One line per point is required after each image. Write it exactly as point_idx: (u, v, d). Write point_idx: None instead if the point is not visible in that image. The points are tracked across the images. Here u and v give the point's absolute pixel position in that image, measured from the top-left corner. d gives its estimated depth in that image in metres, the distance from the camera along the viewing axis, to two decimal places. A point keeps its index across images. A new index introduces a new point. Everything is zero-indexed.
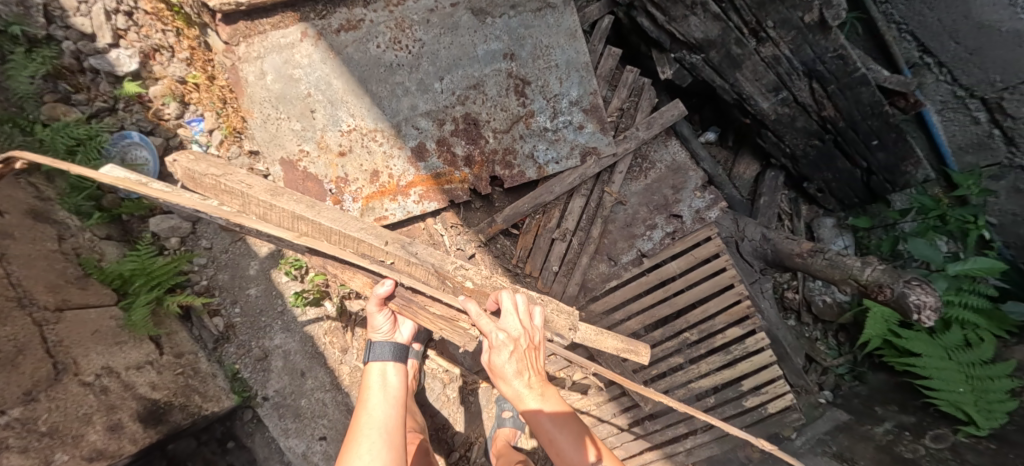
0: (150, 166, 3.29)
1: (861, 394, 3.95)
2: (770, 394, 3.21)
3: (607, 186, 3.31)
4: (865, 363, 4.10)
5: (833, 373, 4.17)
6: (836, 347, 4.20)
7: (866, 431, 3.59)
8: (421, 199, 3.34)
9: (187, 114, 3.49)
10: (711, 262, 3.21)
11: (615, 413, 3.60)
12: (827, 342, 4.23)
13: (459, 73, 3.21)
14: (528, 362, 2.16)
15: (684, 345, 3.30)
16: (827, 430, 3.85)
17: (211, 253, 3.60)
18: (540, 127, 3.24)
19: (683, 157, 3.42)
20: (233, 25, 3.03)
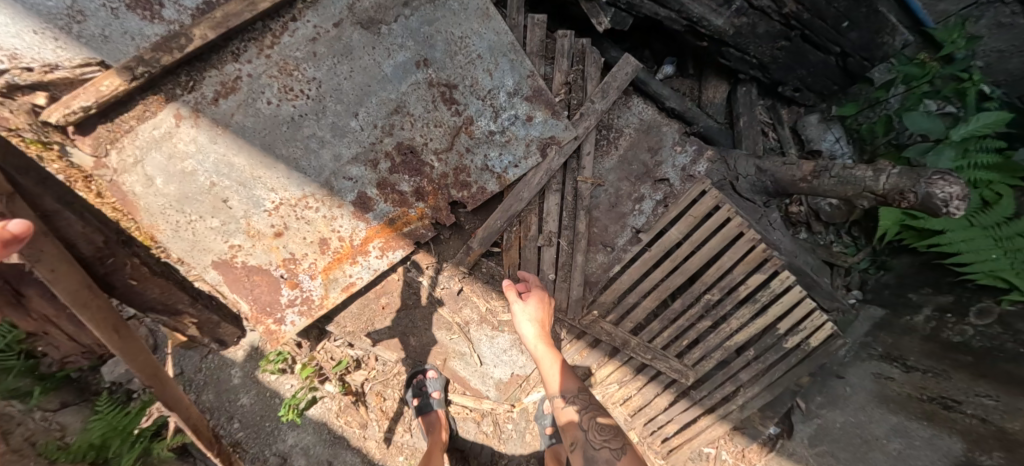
0: None
1: (890, 284, 3.82)
2: (810, 328, 3.01)
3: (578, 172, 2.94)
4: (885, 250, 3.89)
5: (856, 271, 4.01)
6: (854, 244, 4.02)
7: (907, 324, 3.47)
8: (383, 252, 2.96)
9: None
10: (713, 216, 2.88)
11: (659, 394, 3.41)
12: (842, 242, 4.06)
13: (373, 103, 2.72)
14: (542, 319, 2.59)
15: (708, 307, 3.07)
16: (867, 331, 3.75)
17: (185, 378, 3.36)
18: (484, 132, 2.79)
19: (652, 112, 3.02)
20: (93, 133, 2.55)
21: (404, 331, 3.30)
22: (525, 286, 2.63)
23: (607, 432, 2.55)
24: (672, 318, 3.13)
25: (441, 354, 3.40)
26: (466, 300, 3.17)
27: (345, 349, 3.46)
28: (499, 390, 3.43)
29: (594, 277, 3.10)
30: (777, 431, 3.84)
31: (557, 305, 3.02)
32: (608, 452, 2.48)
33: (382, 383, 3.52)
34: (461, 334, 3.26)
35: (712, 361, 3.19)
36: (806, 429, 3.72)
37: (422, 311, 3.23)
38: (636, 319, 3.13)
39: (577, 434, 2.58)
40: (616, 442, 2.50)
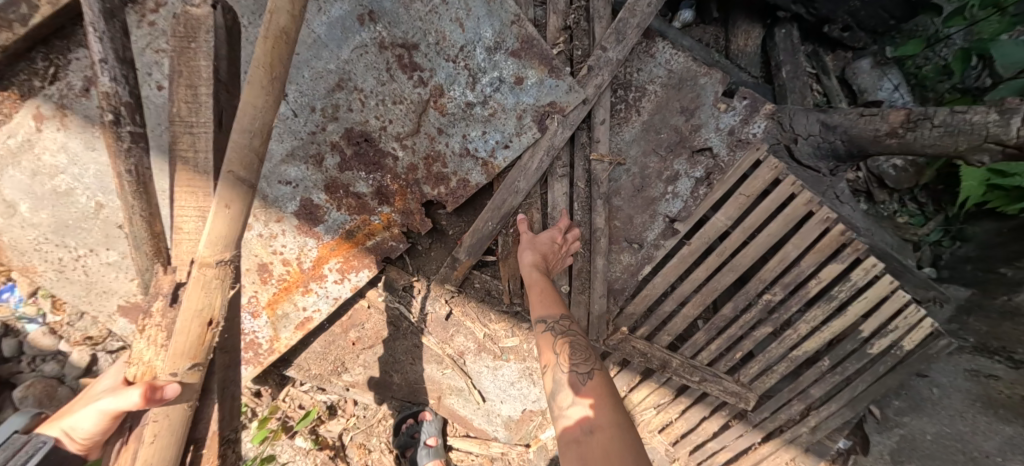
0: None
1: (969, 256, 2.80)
2: (902, 328, 2.33)
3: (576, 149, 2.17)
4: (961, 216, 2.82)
5: (927, 245, 2.95)
6: (922, 212, 2.94)
7: (1007, 307, 2.54)
8: (344, 274, 2.28)
9: None
10: (772, 193, 2.17)
11: (708, 417, 2.74)
12: (908, 212, 2.97)
13: (306, 78, 2.01)
14: (541, 253, 2.05)
15: (767, 310, 2.40)
16: (950, 317, 2.76)
17: None
18: (459, 105, 2.07)
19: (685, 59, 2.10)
20: None
21: (385, 368, 2.62)
22: (560, 224, 2.14)
23: (579, 353, 1.79)
24: (721, 326, 2.45)
25: (434, 392, 2.69)
26: (458, 326, 2.48)
27: (314, 395, 2.75)
28: (509, 430, 2.75)
29: (619, 284, 2.38)
30: (847, 444, 3.06)
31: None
32: (573, 375, 1.73)
33: (364, 431, 2.80)
34: (456, 367, 2.58)
35: (776, 376, 2.52)
36: (885, 442, 2.92)
37: (403, 343, 2.55)
38: (677, 332, 2.45)
39: (549, 358, 1.81)
40: (588, 375, 1.72)
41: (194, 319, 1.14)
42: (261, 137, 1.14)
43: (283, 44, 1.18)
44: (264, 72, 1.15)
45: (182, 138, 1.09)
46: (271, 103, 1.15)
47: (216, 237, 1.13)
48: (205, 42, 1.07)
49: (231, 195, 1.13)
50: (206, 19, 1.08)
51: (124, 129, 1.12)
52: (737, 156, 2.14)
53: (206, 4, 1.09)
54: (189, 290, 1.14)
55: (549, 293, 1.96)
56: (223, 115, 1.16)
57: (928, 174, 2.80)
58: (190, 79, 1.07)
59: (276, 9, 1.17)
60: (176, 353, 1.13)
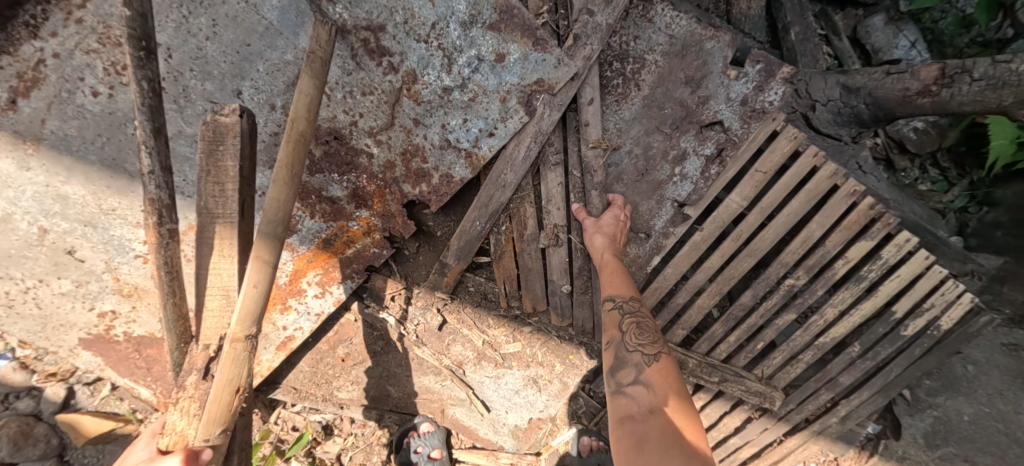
0: None
1: (1004, 223, 2.56)
2: (939, 306, 2.13)
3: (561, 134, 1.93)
4: (987, 179, 2.61)
5: (951, 213, 2.70)
6: (945, 177, 2.70)
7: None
8: (325, 288, 2.07)
9: None
10: (792, 167, 1.95)
11: (731, 413, 2.55)
12: (930, 179, 2.73)
13: (261, 71, 1.76)
14: (609, 235, 1.90)
15: (790, 296, 2.19)
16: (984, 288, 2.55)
17: None
18: (435, 91, 1.85)
19: (690, 21, 1.83)
20: None
21: (379, 383, 2.44)
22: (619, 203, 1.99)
23: (646, 335, 1.73)
24: (740, 316, 2.26)
25: (436, 402, 2.53)
26: (455, 334, 2.28)
27: (307, 416, 2.53)
28: (517, 439, 2.60)
29: None
30: (876, 429, 2.77)
31: (579, 327, 2.18)
32: (639, 357, 1.68)
33: (364, 450, 2.60)
34: (455, 379, 2.39)
35: (801, 365, 2.33)
36: (918, 425, 2.68)
37: (397, 356, 2.36)
38: (692, 324, 2.27)
39: (613, 335, 1.77)
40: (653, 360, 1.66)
41: (225, 389, 1.23)
42: (284, 227, 1.33)
43: (303, 145, 1.38)
44: (286, 171, 1.35)
45: (210, 226, 1.22)
46: (291, 198, 1.35)
47: (246, 314, 1.25)
48: (232, 147, 1.19)
49: (259, 275, 1.27)
50: (235, 126, 1.19)
51: (166, 227, 1.27)
52: (752, 128, 1.89)
53: (233, 112, 1.19)
54: (221, 364, 1.23)
55: (622, 277, 1.85)
56: (244, 204, 1.27)
57: (952, 136, 2.56)
58: (218, 178, 1.20)
59: (297, 119, 1.39)
60: (209, 421, 1.22)
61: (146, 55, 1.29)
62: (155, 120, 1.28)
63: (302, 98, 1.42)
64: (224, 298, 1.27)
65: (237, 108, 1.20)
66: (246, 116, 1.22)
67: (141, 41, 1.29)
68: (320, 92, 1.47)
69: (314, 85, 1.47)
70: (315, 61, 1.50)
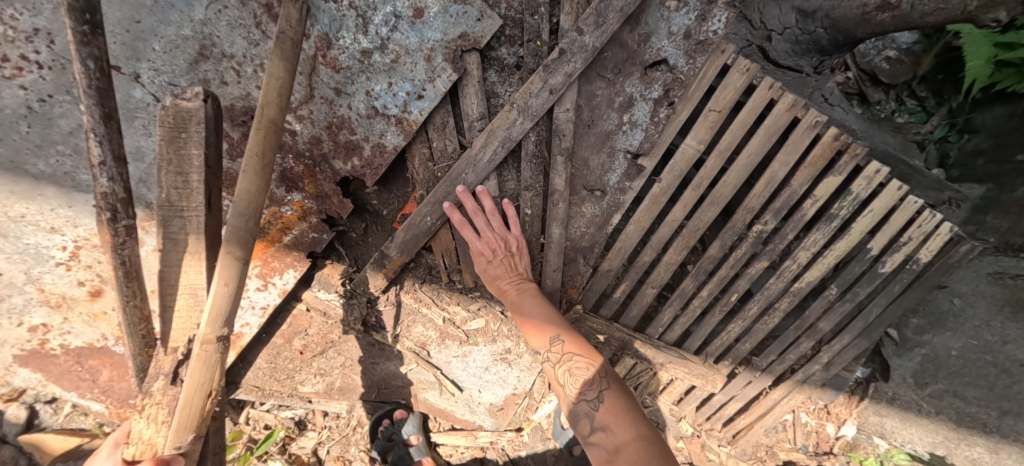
0: None
1: (982, 150, 2.24)
2: (917, 239, 2.01)
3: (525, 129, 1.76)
4: (967, 105, 2.26)
5: (931, 145, 2.37)
6: (923, 107, 2.34)
7: None
8: (267, 280, 1.96)
9: None
10: (749, 103, 1.81)
11: (713, 372, 2.43)
12: (908, 110, 2.36)
13: (157, 50, 1.62)
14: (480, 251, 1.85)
15: (761, 242, 2.08)
16: (963, 219, 2.24)
17: None
18: (353, 56, 1.68)
19: None
20: None
21: (345, 373, 2.35)
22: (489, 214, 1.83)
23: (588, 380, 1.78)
24: (710, 269, 2.16)
25: (409, 388, 2.48)
26: (415, 315, 2.18)
27: (278, 413, 2.45)
28: (495, 416, 2.55)
29: (586, 241, 2.05)
30: (864, 372, 2.72)
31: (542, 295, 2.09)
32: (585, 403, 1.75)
33: (341, 442, 2.53)
34: (421, 361, 2.31)
35: (778, 314, 2.24)
36: (907, 365, 2.55)
37: (358, 344, 2.27)
38: (662, 282, 2.16)
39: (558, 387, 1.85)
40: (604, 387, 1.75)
41: (196, 394, 1.21)
42: (254, 218, 1.30)
43: (274, 134, 1.34)
44: (256, 163, 1.29)
45: (178, 222, 1.18)
46: (262, 189, 1.31)
47: (216, 315, 1.23)
48: (196, 135, 1.15)
49: (230, 273, 1.24)
50: (197, 114, 1.15)
51: (122, 224, 1.19)
52: (698, 63, 1.76)
53: (195, 97, 1.15)
54: (191, 367, 1.21)
55: (547, 312, 1.89)
56: (211, 196, 1.23)
57: (926, 61, 2.20)
58: (181, 168, 1.16)
59: (267, 105, 1.34)
60: (179, 429, 1.20)
61: (91, 31, 1.15)
62: (105, 105, 1.18)
63: (272, 84, 1.37)
64: (192, 298, 1.23)
65: (200, 92, 1.16)
66: (211, 102, 1.18)
67: (83, 14, 1.14)
68: (292, 77, 1.43)
69: (285, 70, 1.42)
70: (285, 42, 1.44)
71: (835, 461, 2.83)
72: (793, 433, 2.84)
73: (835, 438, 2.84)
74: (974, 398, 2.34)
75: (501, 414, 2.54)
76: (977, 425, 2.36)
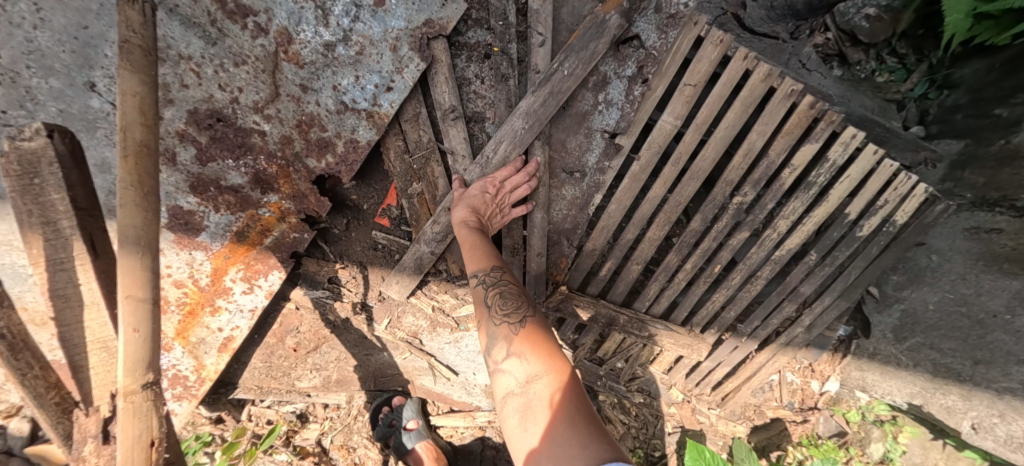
0: None
1: (960, 105, 2.16)
2: (893, 201, 2.03)
3: (505, 125, 1.76)
4: (947, 60, 2.14)
5: (910, 103, 2.26)
6: (903, 66, 2.15)
7: (1004, 154, 2.01)
8: (253, 281, 1.96)
9: None
10: (725, 75, 1.78)
11: (697, 342, 2.50)
12: (888, 69, 2.15)
13: (109, 56, 1.54)
14: (473, 207, 1.74)
15: (741, 213, 2.10)
16: (941, 177, 2.24)
17: None
18: (316, 50, 1.62)
19: None
20: None
21: (340, 366, 2.39)
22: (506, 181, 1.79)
23: (511, 303, 1.63)
24: (693, 241, 2.18)
25: (404, 376, 2.54)
26: (404, 305, 2.19)
27: (279, 408, 2.50)
28: (491, 397, 2.62)
29: (569, 224, 2.07)
30: (847, 330, 2.81)
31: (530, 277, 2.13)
32: (510, 330, 1.56)
33: (344, 431, 2.58)
34: (414, 349, 2.36)
35: (759, 281, 2.30)
36: (887, 322, 2.62)
37: (350, 337, 2.28)
38: (646, 258, 2.21)
39: (483, 312, 1.65)
40: (532, 313, 1.61)
41: (135, 445, 1.28)
42: (150, 255, 1.25)
43: (146, 159, 1.23)
44: (133, 193, 1.21)
45: (62, 275, 1.59)
46: (150, 221, 1.24)
47: (131, 361, 1.25)
48: (50, 176, 1.54)
49: (137, 319, 1.24)
50: (45, 151, 1.54)
51: None
52: (670, 37, 1.71)
53: (36, 134, 1.53)
54: (122, 420, 1.25)
55: (483, 248, 1.72)
56: (94, 240, 1.67)
57: (906, 18, 1.96)
58: (47, 216, 1.54)
59: (128, 126, 1.21)
60: None
61: None
62: None
63: (128, 102, 1.22)
64: None
65: (40, 128, 1.54)
66: (52, 135, 1.56)
67: None
68: (152, 89, 1.27)
69: (142, 83, 1.26)
70: (131, 50, 1.28)
71: (819, 415, 2.98)
72: (779, 392, 2.96)
73: (819, 393, 2.97)
74: (950, 349, 2.40)
75: (497, 394, 2.60)
76: (951, 375, 2.43)
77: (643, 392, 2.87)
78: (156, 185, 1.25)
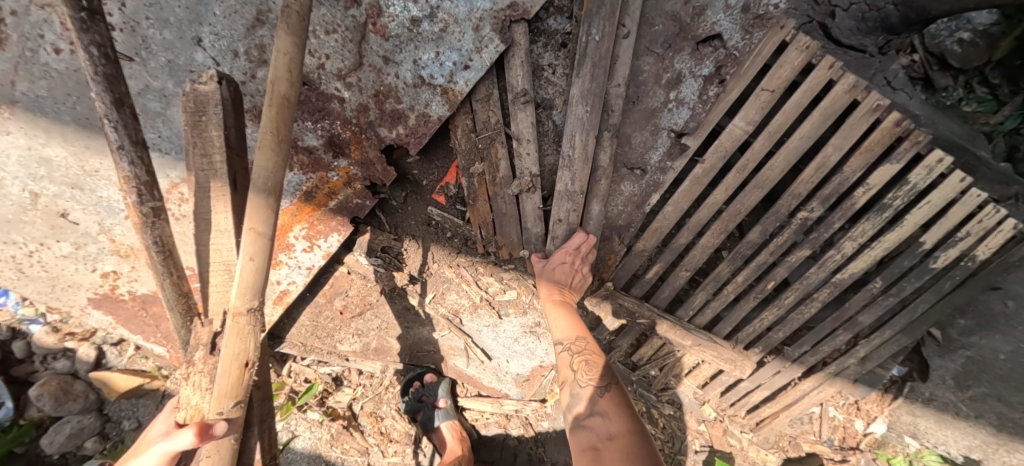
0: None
1: None
2: (975, 235, 1.91)
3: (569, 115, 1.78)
4: None
5: (999, 138, 2.01)
6: (995, 96, 1.94)
7: None
8: (314, 242, 2.06)
9: None
10: (807, 83, 1.72)
11: (741, 358, 2.41)
12: (975, 98, 1.96)
13: (217, 14, 1.66)
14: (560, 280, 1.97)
15: (806, 229, 2.02)
16: None
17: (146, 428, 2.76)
18: (402, 24, 1.68)
19: None
20: None
21: (381, 335, 2.46)
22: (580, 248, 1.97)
23: (594, 370, 1.89)
24: (748, 253, 2.11)
25: (440, 354, 2.58)
26: (450, 283, 2.25)
27: (318, 368, 2.60)
28: (520, 386, 2.62)
29: (623, 220, 2.06)
30: (901, 371, 2.58)
31: None
32: (593, 391, 1.84)
33: (374, 399, 2.66)
34: (454, 328, 2.40)
35: (814, 304, 2.21)
36: (948, 366, 2.41)
37: (394, 308, 2.35)
38: (696, 265, 2.16)
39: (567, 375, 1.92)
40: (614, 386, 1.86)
41: (232, 365, 1.25)
42: (276, 197, 1.24)
43: (287, 111, 1.23)
44: (271, 138, 1.22)
45: (207, 203, 1.29)
46: (279, 167, 1.24)
47: (245, 287, 1.25)
48: (215, 116, 1.25)
49: (255, 249, 1.24)
50: (214, 95, 1.26)
51: (147, 206, 1.21)
52: (754, 38, 1.66)
53: (210, 80, 1.26)
54: (226, 338, 1.25)
55: (571, 318, 1.97)
56: (235, 177, 1.33)
57: (1004, 46, 1.84)
58: (205, 150, 1.26)
59: (276, 79, 1.22)
60: (221, 395, 1.24)
61: (89, 17, 1.10)
62: (115, 89, 1.15)
63: (280, 58, 1.22)
64: (227, 273, 1.30)
65: (214, 75, 1.27)
66: (225, 84, 1.29)
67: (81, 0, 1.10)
68: (301, 50, 1.25)
69: (295, 42, 1.25)
70: (290, 14, 1.24)
71: (861, 456, 2.80)
72: (818, 425, 2.81)
73: (863, 434, 2.81)
74: (1019, 403, 2.27)
75: (526, 385, 2.60)
76: (1017, 431, 2.32)
77: (673, 404, 2.81)
78: (287, 134, 1.26)
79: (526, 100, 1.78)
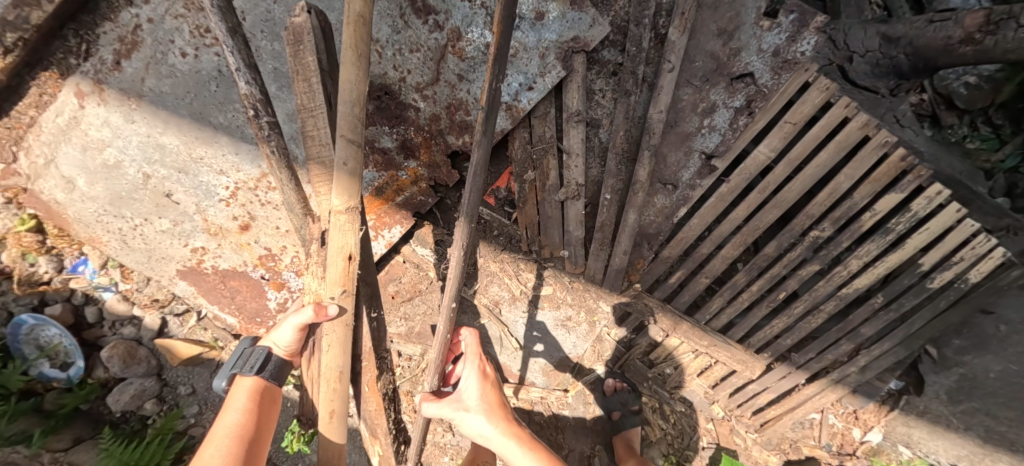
0: (67, 342, 2.54)
1: None
2: (967, 260, 2.15)
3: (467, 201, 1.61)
4: None
5: (999, 174, 2.25)
6: (997, 135, 2.24)
7: None
8: (377, 232, 2.33)
9: (66, 259, 2.55)
10: (824, 118, 1.98)
11: (752, 360, 2.65)
12: (979, 136, 2.26)
13: None
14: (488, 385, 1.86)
15: (818, 246, 2.26)
16: None
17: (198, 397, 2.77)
18: (479, 48, 1.98)
19: None
20: None
21: (425, 321, 2.67)
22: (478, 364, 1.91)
23: None
24: (764, 264, 2.35)
25: None
26: (493, 276, 2.50)
27: None
28: (546, 376, 2.85)
29: (653, 229, 2.30)
30: (898, 384, 2.85)
31: (591, 275, 2.40)
32: None
33: (410, 380, 2.79)
34: (492, 317, 2.62)
35: (821, 314, 2.44)
36: (942, 382, 2.63)
37: (440, 296, 2.59)
38: (716, 273, 2.39)
39: None
40: None
41: (339, 255, 1.60)
42: (359, 105, 1.53)
43: (361, 26, 1.46)
44: (351, 53, 1.48)
45: (313, 120, 1.58)
46: (360, 79, 1.51)
47: (343, 190, 1.58)
48: (309, 43, 1.50)
49: (348, 155, 1.56)
50: (304, 23, 1.48)
51: (263, 120, 1.60)
52: (783, 79, 1.92)
53: (302, 11, 1.49)
54: (334, 233, 1.60)
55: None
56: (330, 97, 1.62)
57: (1008, 90, 2.14)
58: (304, 74, 1.53)
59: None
60: (332, 282, 1.61)
61: None
62: (228, 21, 1.62)
63: None
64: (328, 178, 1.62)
65: (304, 7, 1.49)
66: (313, 13, 1.51)
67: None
68: None
69: None
70: None
71: (857, 462, 2.99)
72: (819, 431, 3.01)
73: (859, 442, 2.99)
74: (1007, 418, 2.42)
75: (552, 374, 2.84)
76: (1003, 443, 2.48)
77: (685, 403, 2.99)
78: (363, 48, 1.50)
79: (578, 118, 2.05)
